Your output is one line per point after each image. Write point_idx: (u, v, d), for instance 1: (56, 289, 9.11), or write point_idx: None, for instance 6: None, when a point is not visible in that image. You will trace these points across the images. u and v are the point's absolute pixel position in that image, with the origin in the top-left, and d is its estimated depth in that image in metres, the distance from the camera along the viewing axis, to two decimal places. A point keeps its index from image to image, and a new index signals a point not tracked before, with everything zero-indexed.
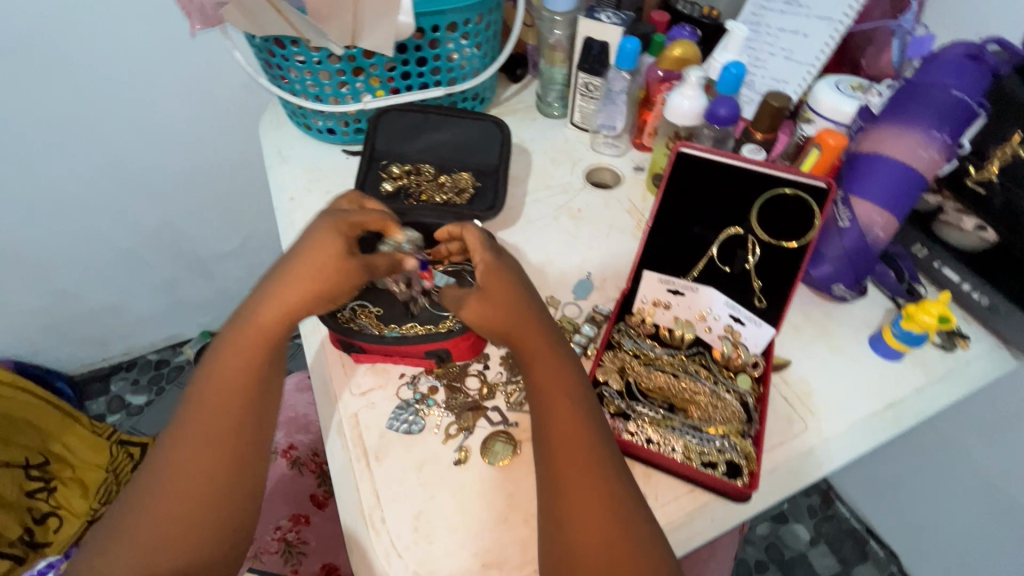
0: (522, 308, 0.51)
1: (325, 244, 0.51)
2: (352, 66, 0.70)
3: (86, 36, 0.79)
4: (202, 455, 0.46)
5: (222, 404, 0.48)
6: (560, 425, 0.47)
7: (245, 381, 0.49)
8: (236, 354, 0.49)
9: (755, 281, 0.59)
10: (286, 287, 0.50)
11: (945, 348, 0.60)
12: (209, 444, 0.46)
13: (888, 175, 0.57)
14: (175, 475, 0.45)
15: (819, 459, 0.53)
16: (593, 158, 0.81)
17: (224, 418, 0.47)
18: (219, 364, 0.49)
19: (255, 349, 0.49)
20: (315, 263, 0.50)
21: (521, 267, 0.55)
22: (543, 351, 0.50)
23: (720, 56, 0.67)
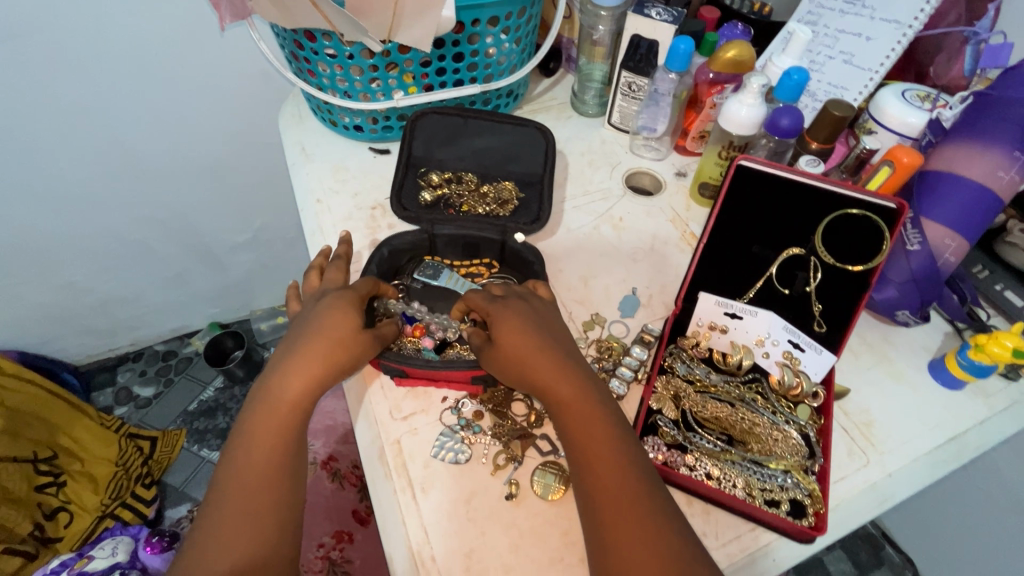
0: (548, 353, 0.48)
1: (330, 314, 0.50)
2: (385, 62, 0.65)
3: (98, 20, 0.74)
4: (234, 529, 0.42)
5: (252, 472, 0.44)
6: (605, 482, 0.43)
7: (277, 446, 0.45)
8: (269, 418, 0.46)
9: (814, 305, 0.56)
10: (293, 358, 0.48)
11: (1009, 378, 0.57)
12: (239, 524, 0.42)
13: (961, 196, 0.54)
14: (200, 567, 0.41)
15: (882, 494, 0.51)
16: (632, 161, 0.77)
17: (251, 494, 0.43)
18: (247, 434, 0.46)
19: (280, 414, 0.46)
20: (322, 335, 0.49)
21: (541, 308, 0.53)
22: (576, 400, 0.46)
23: (780, 61, 0.64)
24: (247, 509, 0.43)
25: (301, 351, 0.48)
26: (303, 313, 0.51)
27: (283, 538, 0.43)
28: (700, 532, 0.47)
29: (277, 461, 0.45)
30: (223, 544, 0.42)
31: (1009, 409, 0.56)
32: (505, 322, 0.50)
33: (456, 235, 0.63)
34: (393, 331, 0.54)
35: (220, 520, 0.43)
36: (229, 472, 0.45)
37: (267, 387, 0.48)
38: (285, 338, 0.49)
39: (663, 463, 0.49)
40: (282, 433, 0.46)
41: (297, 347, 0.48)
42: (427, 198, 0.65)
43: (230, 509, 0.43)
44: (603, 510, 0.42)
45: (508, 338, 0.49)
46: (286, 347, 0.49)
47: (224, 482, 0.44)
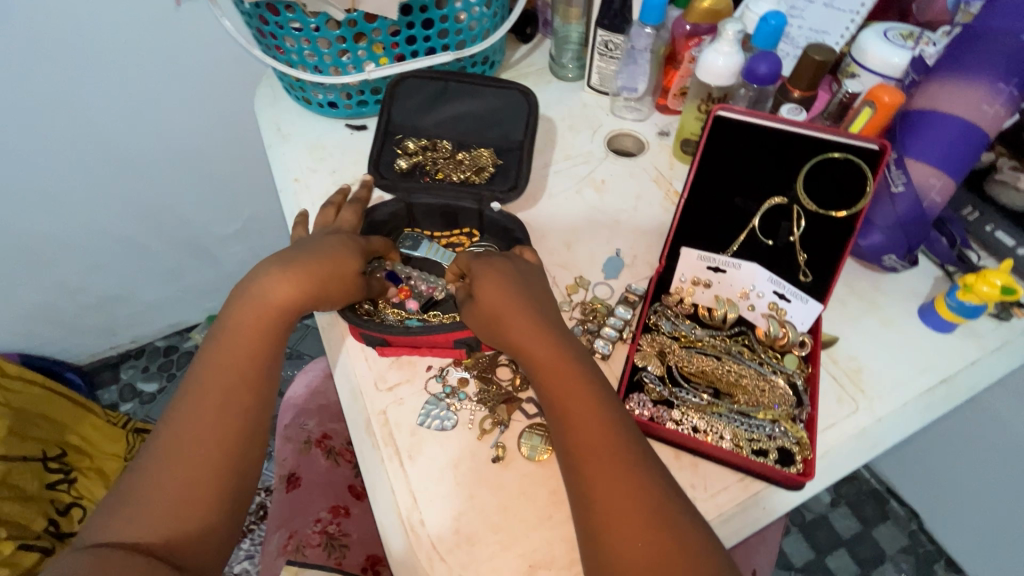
0: (526, 313, 0.48)
1: (321, 252, 0.51)
2: (352, 32, 0.63)
3: (62, 11, 0.72)
4: (208, 424, 0.45)
5: (230, 377, 0.47)
6: (582, 434, 0.44)
7: (254, 356, 0.48)
8: (249, 327, 0.49)
9: (799, 255, 0.55)
10: (284, 268, 0.50)
11: (1000, 318, 0.56)
12: (196, 452, 0.44)
13: (948, 133, 0.52)
14: (173, 453, 0.44)
15: (873, 440, 0.50)
16: (613, 123, 0.75)
17: (228, 395, 0.47)
18: (229, 337, 0.48)
19: (254, 355, 0.48)
20: (312, 273, 0.50)
21: (523, 267, 0.52)
22: (552, 358, 0.47)
23: (756, 6, 0.62)
24: (207, 443, 0.45)
25: (290, 266, 0.50)
26: (291, 247, 0.52)
27: (254, 442, 0.47)
28: (688, 484, 0.47)
29: (243, 400, 0.47)
30: (179, 474, 0.43)
31: (1002, 349, 0.55)
32: (485, 283, 0.50)
33: (433, 205, 0.62)
34: (376, 285, 0.56)
35: (175, 451, 0.44)
36: (209, 370, 0.48)
37: (252, 292, 0.49)
38: (271, 264, 0.50)
39: (648, 419, 0.49)
40: (263, 341, 0.49)
41: (280, 281, 0.49)
42: (402, 165, 0.64)
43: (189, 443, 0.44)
44: (581, 464, 0.43)
45: (488, 301, 0.49)
46: (270, 272, 0.50)
47: (202, 382, 0.47)
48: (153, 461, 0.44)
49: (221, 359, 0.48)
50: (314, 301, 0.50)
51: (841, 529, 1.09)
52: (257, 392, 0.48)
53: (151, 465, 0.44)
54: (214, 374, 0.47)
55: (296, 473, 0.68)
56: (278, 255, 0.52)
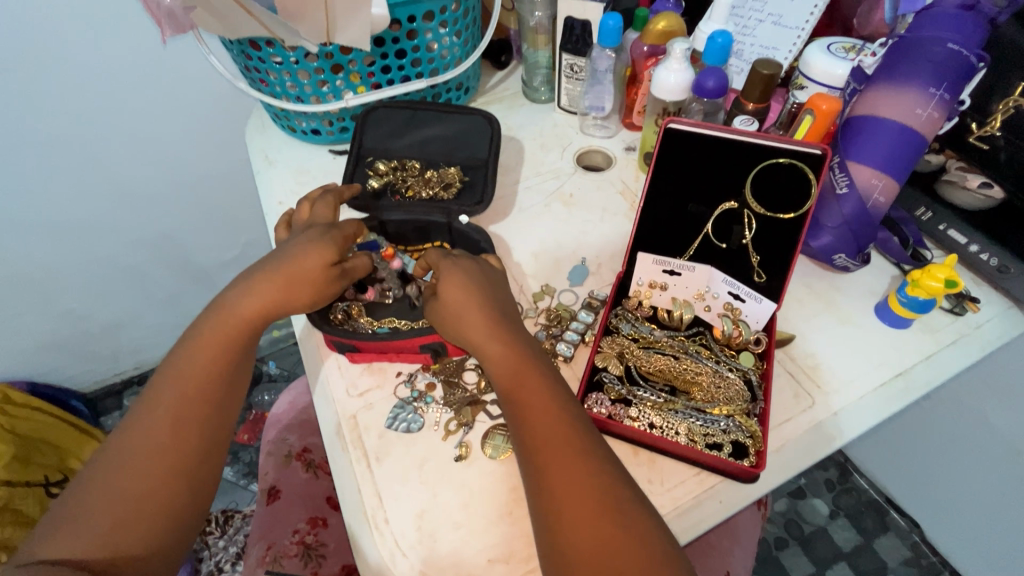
0: (484, 313, 0.50)
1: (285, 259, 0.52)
2: (330, 63, 0.68)
3: (66, 55, 0.78)
4: (164, 434, 0.46)
5: (189, 386, 0.48)
6: (538, 427, 0.45)
7: (214, 366, 0.50)
8: (211, 338, 0.50)
9: (752, 256, 0.58)
10: (256, 280, 0.52)
11: (955, 313, 0.58)
12: (151, 462, 0.45)
13: (885, 135, 0.55)
14: (126, 462, 0.45)
15: (830, 433, 0.51)
16: (583, 141, 0.79)
17: (188, 405, 0.48)
18: (191, 348, 0.50)
19: (214, 365, 0.50)
20: (274, 284, 0.51)
21: (485, 267, 0.55)
22: (506, 357, 0.49)
23: (706, 27, 0.66)
24: (158, 461, 0.45)
25: (264, 277, 0.51)
26: (270, 253, 0.54)
27: (210, 451, 0.48)
28: (645, 480, 0.48)
29: (203, 409, 0.48)
30: (133, 484, 0.44)
31: (956, 343, 0.56)
32: (448, 285, 0.52)
33: (405, 221, 0.66)
34: (359, 265, 0.57)
35: (125, 469, 0.45)
36: (169, 379, 0.49)
37: (225, 303, 0.51)
38: (246, 277, 0.52)
39: (606, 416, 0.51)
40: (225, 351, 0.50)
41: (245, 295, 0.51)
42: (373, 185, 0.67)
43: (140, 460, 0.45)
44: (537, 457, 0.44)
45: (451, 299, 0.51)
46: (244, 284, 0.52)
47: (162, 392, 0.48)
48: (105, 474, 0.45)
49: (178, 374, 0.49)
50: (278, 309, 0.52)
51: (841, 541, 1.08)
52: (217, 408, 0.49)
53: (97, 483, 0.44)
54: (169, 390, 0.48)
55: (276, 486, 0.70)
56: (249, 269, 0.54)
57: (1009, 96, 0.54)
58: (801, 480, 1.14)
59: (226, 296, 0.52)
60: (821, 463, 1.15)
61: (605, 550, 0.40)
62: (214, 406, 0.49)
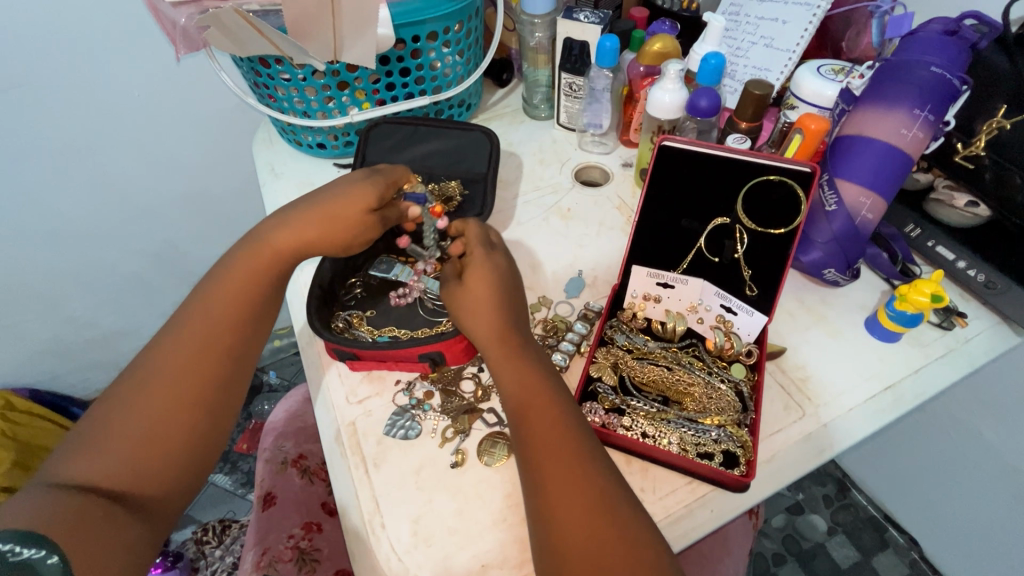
0: (494, 313, 0.52)
1: (327, 195, 0.56)
2: (336, 81, 0.70)
3: (81, 69, 0.81)
4: (186, 366, 0.48)
5: (215, 320, 0.50)
6: (535, 425, 0.47)
7: (239, 302, 0.51)
8: (241, 274, 0.52)
9: (744, 270, 0.59)
10: (297, 216, 0.55)
11: (944, 328, 0.59)
12: (172, 392, 0.47)
13: (873, 155, 0.57)
14: (149, 390, 0.47)
15: (820, 444, 0.52)
16: (581, 156, 0.81)
17: (213, 337, 0.49)
18: (219, 283, 0.52)
19: (240, 300, 0.51)
20: (314, 218, 0.55)
21: (505, 268, 0.56)
22: (509, 357, 0.51)
23: (700, 48, 0.68)
24: (173, 391, 0.47)
25: (303, 214, 0.55)
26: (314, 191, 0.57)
27: (229, 387, 0.50)
28: (638, 488, 0.49)
29: (226, 344, 0.50)
30: (153, 412, 0.46)
31: (944, 357, 0.58)
32: (469, 282, 0.54)
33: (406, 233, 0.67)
34: (394, 214, 0.61)
35: (139, 399, 0.46)
36: (196, 313, 0.50)
37: (264, 237, 0.54)
38: (286, 211, 0.56)
39: (600, 425, 0.51)
40: (251, 287, 0.52)
41: (282, 230, 0.54)
42: None
43: (159, 387, 0.47)
44: (534, 456, 0.46)
45: (468, 301, 0.53)
46: (283, 220, 0.55)
47: (188, 324, 0.50)
48: (126, 402, 0.46)
49: (203, 308, 0.51)
50: (316, 246, 0.55)
51: (839, 558, 1.07)
52: (235, 341, 0.51)
53: (112, 411, 0.46)
54: (193, 322, 0.50)
55: (271, 492, 0.70)
56: (290, 206, 0.57)
57: (992, 118, 0.56)
58: (799, 496, 1.13)
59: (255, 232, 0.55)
60: (818, 479, 1.15)
61: (595, 546, 0.41)
62: (234, 342, 0.50)
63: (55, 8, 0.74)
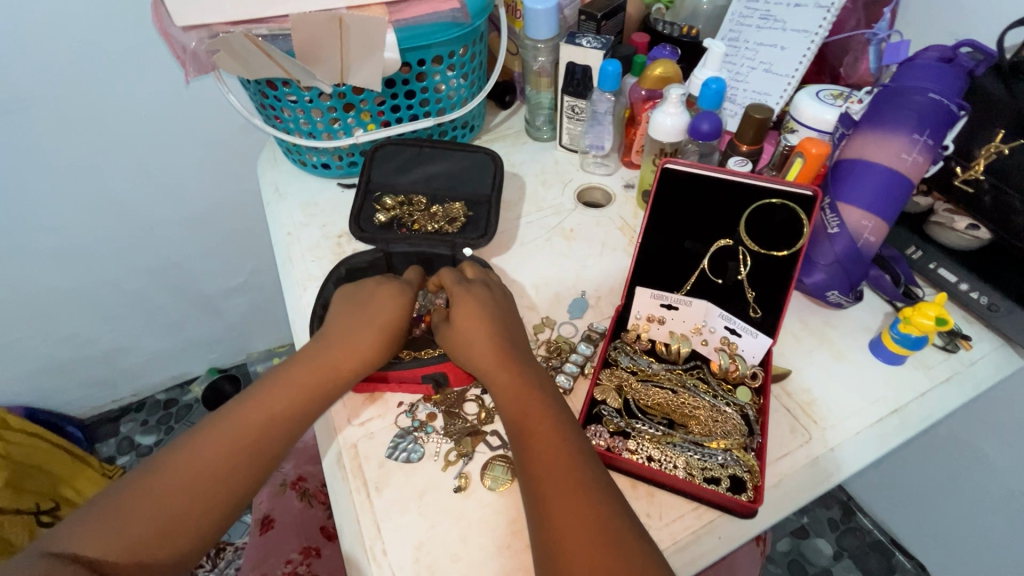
0: (492, 340, 0.53)
1: (380, 308, 0.56)
2: (342, 102, 0.71)
3: (87, 89, 0.81)
4: (220, 460, 0.46)
5: (265, 416, 0.49)
6: (538, 450, 0.47)
7: (292, 403, 0.50)
8: (301, 374, 0.52)
9: (748, 291, 0.59)
10: (356, 333, 0.54)
11: (949, 350, 0.59)
12: (198, 485, 0.45)
13: (874, 178, 0.57)
14: (177, 475, 0.45)
15: (827, 468, 0.52)
16: (583, 177, 0.82)
17: (257, 437, 0.48)
18: (279, 380, 0.51)
19: (295, 402, 0.50)
20: (372, 338, 0.54)
21: (501, 303, 0.57)
22: (512, 382, 0.51)
23: (701, 73, 0.69)
24: (198, 490, 0.45)
25: (361, 328, 0.54)
26: (352, 305, 0.57)
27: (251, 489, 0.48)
28: (644, 514, 0.49)
29: (269, 445, 0.48)
30: (173, 502, 0.44)
31: (950, 380, 0.57)
32: (460, 314, 0.54)
33: (410, 253, 0.67)
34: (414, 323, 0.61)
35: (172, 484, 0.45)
36: (248, 406, 0.49)
37: (324, 352, 0.53)
38: (338, 329, 0.55)
39: (605, 449, 0.51)
40: (309, 390, 0.51)
41: (341, 347, 0.53)
42: (381, 218, 0.69)
43: (189, 474, 0.45)
44: (539, 483, 0.45)
45: (466, 325, 0.54)
46: (341, 340, 0.54)
47: (239, 415, 0.49)
48: (152, 483, 0.45)
49: (260, 401, 0.50)
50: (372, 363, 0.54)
51: None
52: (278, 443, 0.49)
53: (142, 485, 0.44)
54: (245, 414, 0.49)
55: (270, 515, 0.70)
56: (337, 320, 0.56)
57: (989, 144, 0.57)
58: (804, 519, 1.12)
59: (315, 351, 0.54)
60: (823, 501, 1.13)
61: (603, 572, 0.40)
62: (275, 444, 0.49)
63: (70, 33, 0.76)
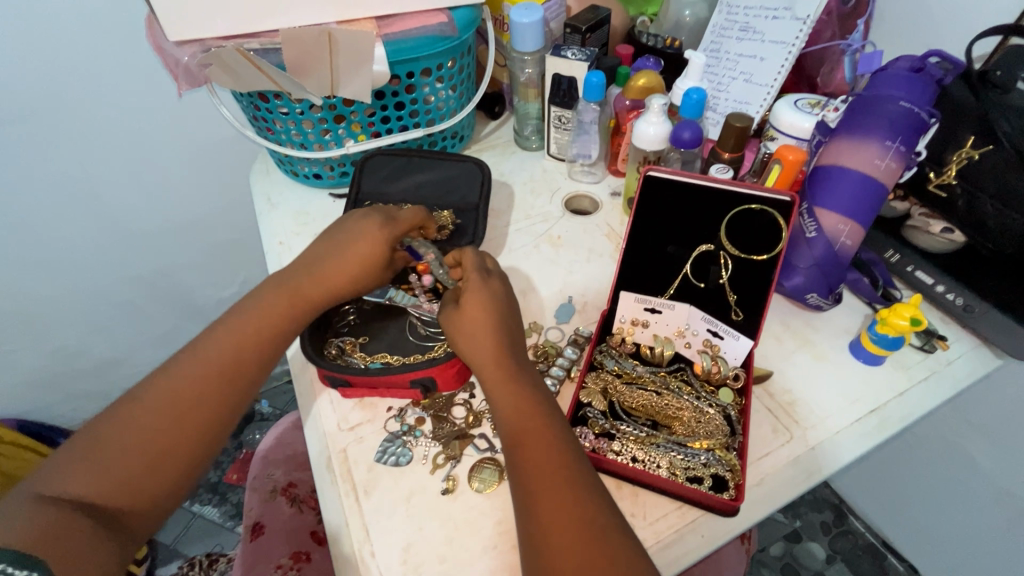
0: (490, 335, 0.53)
1: (358, 240, 0.57)
2: (333, 114, 0.73)
3: (83, 103, 0.83)
4: (198, 388, 0.48)
5: (235, 342, 0.51)
6: (528, 444, 0.48)
7: (264, 330, 0.53)
8: (270, 304, 0.54)
9: (730, 295, 0.60)
10: (327, 261, 0.56)
11: (926, 351, 0.60)
12: (179, 413, 0.47)
13: (850, 182, 0.59)
14: (158, 403, 0.47)
15: (807, 468, 0.53)
16: (570, 186, 0.83)
17: (234, 362, 0.50)
18: (251, 311, 0.53)
19: (269, 330, 0.53)
20: (345, 264, 0.56)
21: (503, 293, 0.57)
22: (504, 377, 0.52)
23: (683, 84, 0.71)
24: (178, 418, 0.47)
25: (335, 258, 0.57)
26: (334, 230, 0.59)
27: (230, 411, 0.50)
28: (628, 513, 0.50)
29: (244, 372, 0.51)
30: (156, 429, 0.46)
31: (928, 380, 0.59)
32: (467, 306, 0.54)
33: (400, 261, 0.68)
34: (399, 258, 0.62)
35: (152, 419, 0.46)
36: (223, 331, 0.52)
37: (302, 275, 0.56)
38: (316, 252, 0.58)
39: (591, 450, 0.52)
40: (281, 320, 0.54)
41: (313, 276, 0.56)
42: None
43: (168, 401, 0.47)
44: (526, 478, 0.46)
45: (467, 319, 0.54)
46: (318, 262, 0.56)
47: (213, 344, 0.51)
48: (134, 414, 0.47)
49: (233, 329, 0.52)
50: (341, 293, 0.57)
51: None
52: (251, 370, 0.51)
53: (122, 424, 0.46)
54: (219, 342, 0.51)
55: (260, 521, 0.70)
56: (317, 243, 0.59)
57: (961, 149, 0.59)
58: (796, 523, 1.13)
59: (287, 275, 0.56)
60: (815, 505, 1.14)
61: (586, 566, 0.41)
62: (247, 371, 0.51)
63: (66, 48, 0.77)
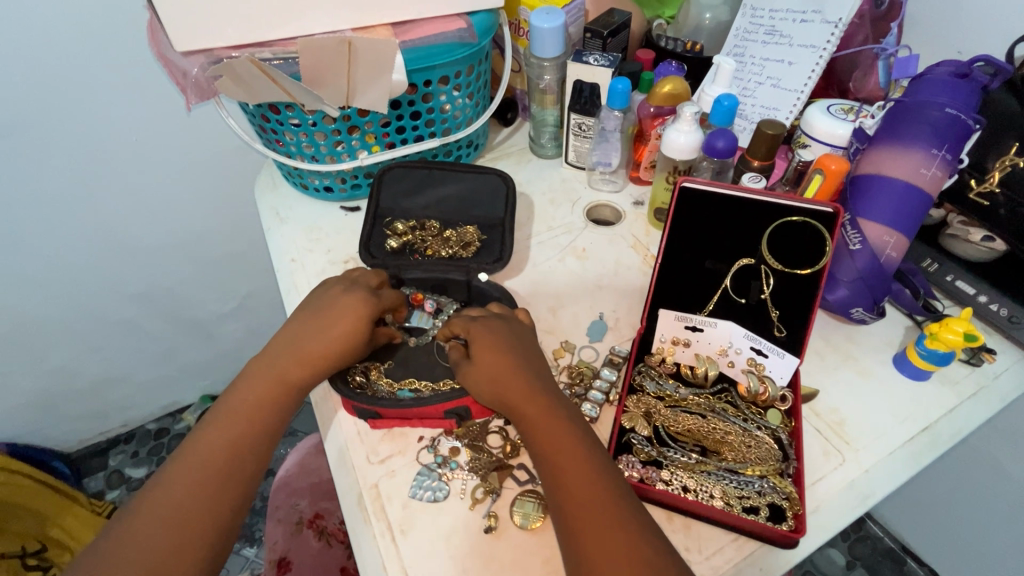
0: (519, 375, 0.50)
1: (341, 314, 0.54)
2: (347, 125, 0.69)
3: (78, 114, 0.78)
4: (200, 479, 0.46)
5: (234, 424, 0.49)
6: (574, 491, 0.44)
7: (260, 408, 0.50)
8: (264, 377, 0.52)
9: (772, 311, 0.58)
10: (307, 337, 0.53)
11: (972, 364, 0.58)
12: (183, 510, 0.44)
13: (893, 194, 0.57)
14: (160, 505, 0.44)
15: (862, 493, 0.51)
16: (591, 196, 0.80)
17: (236, 446, 0.48)
18: (245, 388, 0.51)
19: (269, 404, 0.51)
20: (324, 342, 0.53)
21: (514, 328, 0.54)
22: (536, 406, 0.49)
23: (711, 89, 0.69)
24: (181, 517, 0.44)
25: (315, 331, 0.53)
26: (313, 305, 0.56)
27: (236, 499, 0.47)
28: (683, 547, 0.47)
29: (246, 454, 0.48)
30: (160, 534, 0.43)
31: (977, 395, 0.57)
32: (478, 352, 0.52)
33: (424, 278, 0.65)
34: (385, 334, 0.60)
35: (150, 528, 0.43)
36: (221, 414, 0.50)
37: (281, 353, 0.53)
38: (294, 328, 0.54)
39: (639, 480, 0.49)
40: (281, 390, 0.51)
41: (293, 355, 0.52)
42: (393, 245, 0.68)
43: (170, 500, 0.45)
44: (571, 515, 0.43)
45: (486, 355, 0.52)
46: (296, 339, 0.53)
47: (212, 430, 0.49)
48: (136, 520, 0.44)
49: (230, 411, 0.50)
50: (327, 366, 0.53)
51: None
52: (254, 450, 0.49)
53: (128, 531, 0.43)
54: (219, 426, 0.49)
55: (287, 557, 0.67)
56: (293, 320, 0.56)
57: (1005, 156, 0.57)
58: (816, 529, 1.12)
59: (266, 357, 0.53)
60: None
61: None
62: (249, 450, 0.49)
63: (62, 59, 0.73)
